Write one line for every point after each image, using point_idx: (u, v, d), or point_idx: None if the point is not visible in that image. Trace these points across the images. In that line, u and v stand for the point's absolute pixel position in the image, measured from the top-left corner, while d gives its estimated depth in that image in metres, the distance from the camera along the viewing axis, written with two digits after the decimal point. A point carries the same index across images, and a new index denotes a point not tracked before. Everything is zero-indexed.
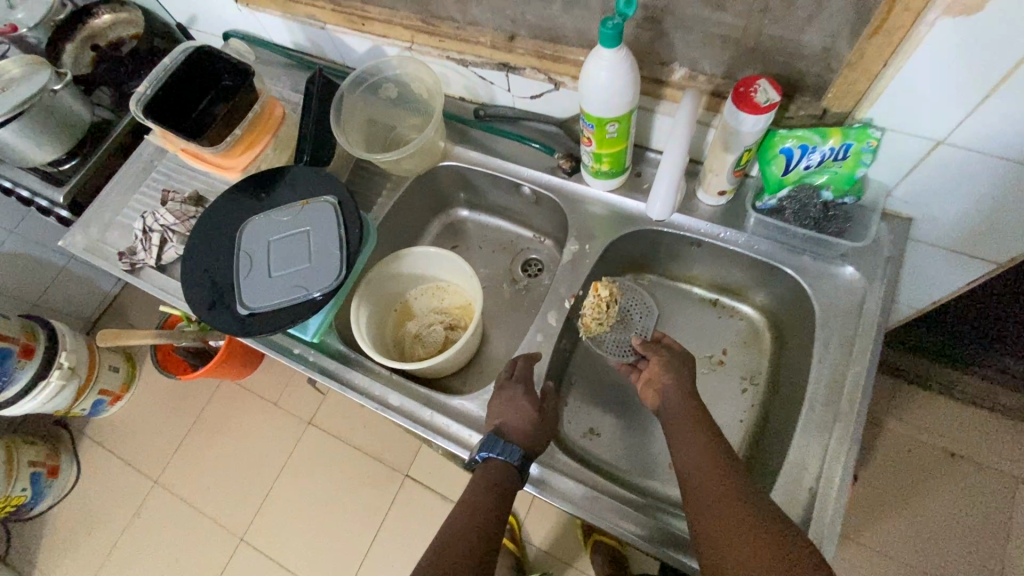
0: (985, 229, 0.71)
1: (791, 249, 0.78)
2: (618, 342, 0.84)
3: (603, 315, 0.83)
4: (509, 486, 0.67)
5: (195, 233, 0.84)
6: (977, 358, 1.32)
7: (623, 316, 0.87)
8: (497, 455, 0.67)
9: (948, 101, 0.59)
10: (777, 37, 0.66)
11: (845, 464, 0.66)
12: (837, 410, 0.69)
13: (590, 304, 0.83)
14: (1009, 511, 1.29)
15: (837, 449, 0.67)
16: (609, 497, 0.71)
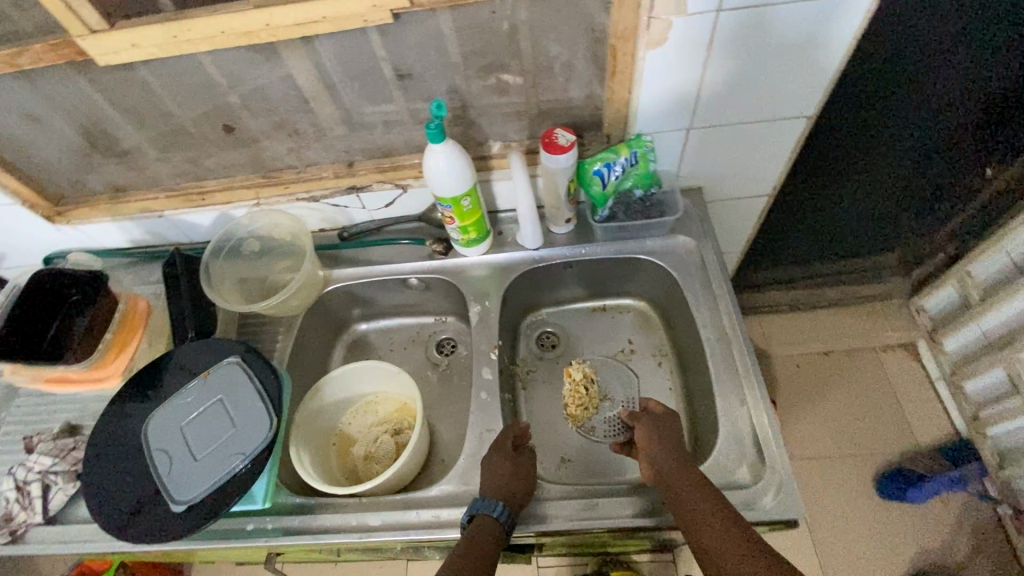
0: (747, 174, 0.96)
1: (637, 240, 0.96)
2: (607, 421, 0.96)
3: (582, 399, 0.95)
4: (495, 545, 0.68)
5: (89, 457, 0.76)
6: (799, 275, 1.62)
7: (606, 395, 0.99)
8: (482, 510, 0.71)
9: (680, 102, 0.82)
10: (552, 98, 0.87)
11: (754, 372, 0.82)
12: (728, 337, 0.85)
13: (569, 391, 0.96)
14: (880, 375, 1.61)
15: (743, 370, 0.82)
16: (605, 500, 0.77)
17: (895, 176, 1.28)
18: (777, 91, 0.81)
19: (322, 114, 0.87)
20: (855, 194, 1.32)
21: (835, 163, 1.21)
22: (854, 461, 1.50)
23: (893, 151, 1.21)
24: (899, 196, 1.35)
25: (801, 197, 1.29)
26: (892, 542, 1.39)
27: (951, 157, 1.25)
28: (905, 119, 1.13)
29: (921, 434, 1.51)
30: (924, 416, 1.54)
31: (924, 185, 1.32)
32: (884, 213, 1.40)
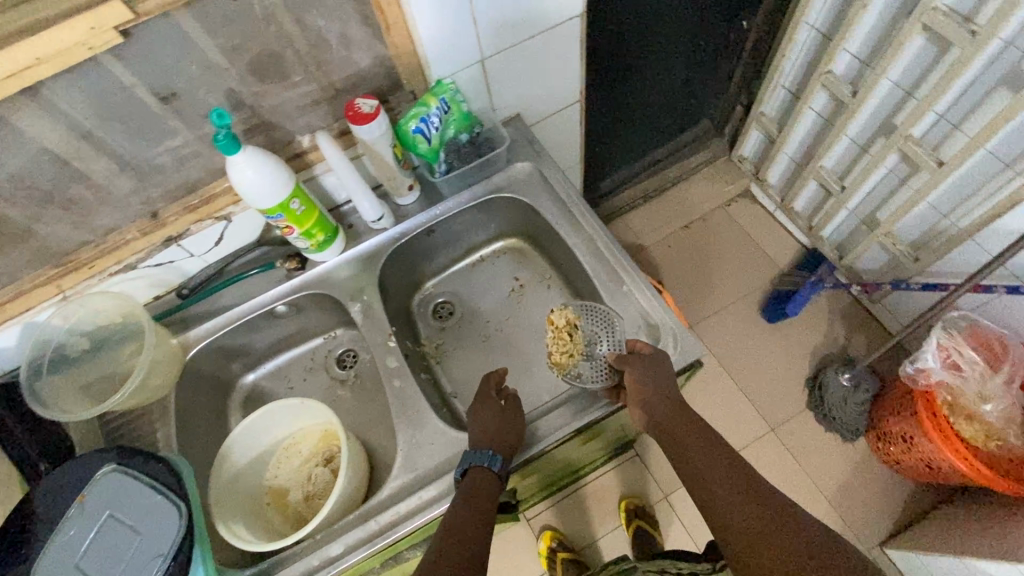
0: (552, 87, 1.01)
1: (482, 182, 0.98)
2: (595, 368, 0.83)
3: (564, 347, 0.86)
4: (492, 493, 0.70)
5: None
6: (637, 172, 1.80)
7: (593, 339, 0.85)
8: (475, 462, 0.71)
9: (462, 38, 0.83)
10: (341, 74, 0.84)
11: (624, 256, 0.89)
12: (593, 236, 0.91)
13: (552, 338, 0.87)
14: (733, 226, 1.83)
15: (615, 261, 0.88)
16: (541, 421, 0.81)
17: (677, 57, 1.43)
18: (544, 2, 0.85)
19: (95, 172, 0.76)
20: (653, 84, 1.47)
21: (627, 62, 1.32)
22: (741, 305, 1.71)
23: (668, 37, 1.34)
24: (687, 72, 1.51)
25: (611, 101, 1.41)
26: (792, 354, 1.62)
27: (714, 27, 1.41)
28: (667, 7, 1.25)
29: (779, 259, 1.76)
30: (776, 244, 1.78)
31: (704, 57, 1.49)
32: (682, 90, 1.58)
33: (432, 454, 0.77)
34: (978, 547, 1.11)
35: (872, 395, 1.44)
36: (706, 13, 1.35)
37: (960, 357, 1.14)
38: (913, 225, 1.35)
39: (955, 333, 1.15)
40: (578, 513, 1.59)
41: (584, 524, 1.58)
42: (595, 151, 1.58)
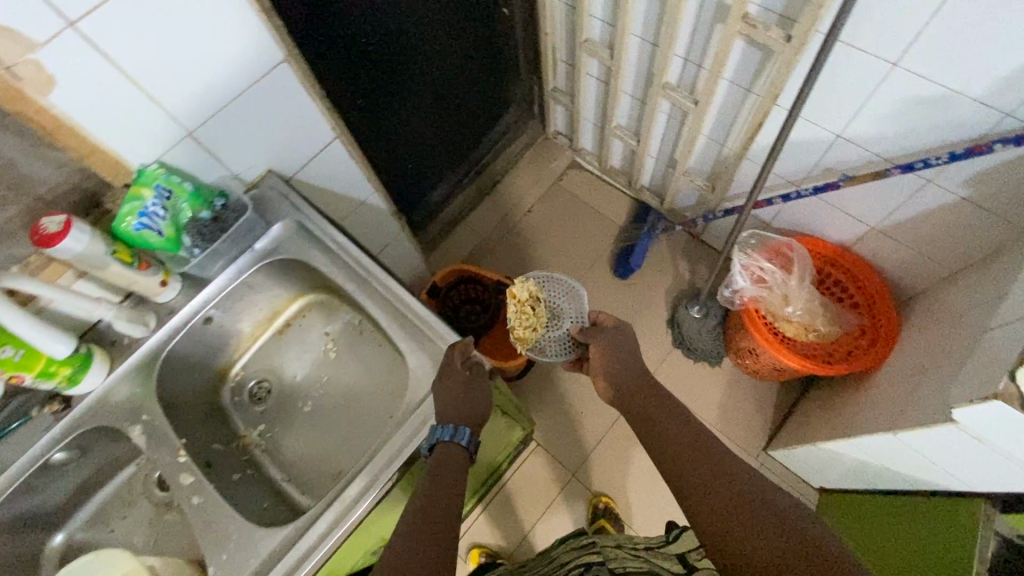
0: (295, 136, 0.96)
1: (245, 252, 0.92)
2: (556, 341, 1.19)
3: (530, 321, 1.17)
4: (460, 464, 0.76)
5: None
6: (463, 174, 1.81)
7: (556, 312, 1.20)
8: (446, 437, 0.75)
9: (147, 119, 0.77)
10: (23, 194, 0.75)
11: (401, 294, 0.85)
12: (364, 278, 0.88)
13: (516, 312, 1.17)
14: (569, 198, 1.89)
15: (398, 301, 0.85)
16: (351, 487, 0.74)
17: (447, 57, 1.43)
18: (231, 60, 0.79)
19: None
20: (435, 91, 1.47)
21: (392, 79, 1.30)
22: (596, 272, 1.78)
23: (427, 43, 1.33)
24: (467, 69, 1.52)
25: (396, 119, 1.39)
26: (649, 302, 1.71)
27: (471, 20, 1.43)
28: (411, 18, 1.24)
29: (617, 217, 1.85)
30: (611, 204, 1.86)
31: (474, 49, 1.51)
32: (470, 85, 1.59)
33: (247, 562, 0.72)
34: (823, 429, 1.22)
35: (721, 318, 1.54)
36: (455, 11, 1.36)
37: (762, 272, 1.25)
38: (702, 159, 1.45)
39: (752, 252, 1.25)
40: (504, 518, 1.58)
41: (513, 526, 1.57)
42: (408, 168, 1.56)
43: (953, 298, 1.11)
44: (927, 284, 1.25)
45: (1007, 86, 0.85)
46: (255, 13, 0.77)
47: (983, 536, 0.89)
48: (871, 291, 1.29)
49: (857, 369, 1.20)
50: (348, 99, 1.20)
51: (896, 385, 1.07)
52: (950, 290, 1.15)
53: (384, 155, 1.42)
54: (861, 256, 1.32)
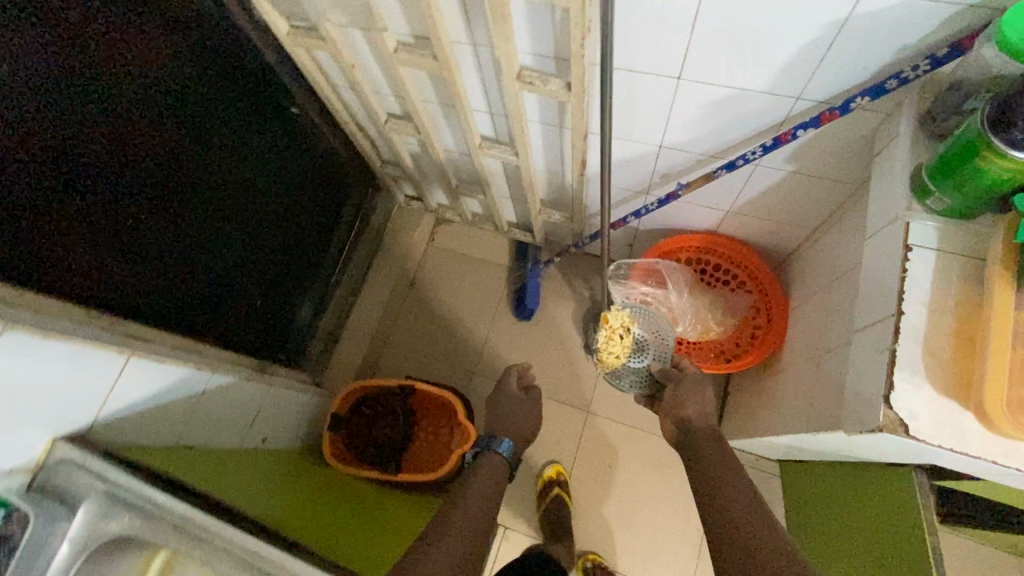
0: (70, 387, 0.80)
1: (61, 556, 0.77)
2: (636, 369, 1.37)
3: (620, 348, 1.31)
4: (496, 461, 1.18)
5: None
6: (328, 278, 1.66)
7: (637, 344, 1.34)
8: (487, 445, 1.23)
9: None
10: None
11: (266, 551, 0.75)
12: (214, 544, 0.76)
13: (606, 336, 1.30)
14: (448, 259, 1.81)
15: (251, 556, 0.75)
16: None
17: (240, 188, 1.26)
18: None
19: None
20: (244, 223, 1.30)
21: (178, 243, 1.14)
22: (500, 322, 1.72)
23: (206, 189, 1.16)
24: (272, 184, 1.37)
25: (209, 274, 1.23)
26: (561, 335, 1.68)
27: (251, 138, 1.26)
28: (206, 179, 1.16)
29: (501, 259, 1.78)
30: (490, 247, 1.80)
31: (273, 162, 1.34)
32: (287, 196, 1.43)
33: None
34: (750, 420, 1.22)
35: None
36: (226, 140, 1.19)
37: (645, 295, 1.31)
38: (551, 192, 1.40)
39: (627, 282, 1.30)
40: None
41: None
42: (256, 310, 1.40)
43: (818, 262, 1.12)
44: (794, 245, 1.25)
45: (783, 77, 0.82)
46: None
47: (923, 501, 0.88)
48: (751, 269, 1.29)
49: (764, 354, 1.21)
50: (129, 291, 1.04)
51: (798, 369, 1.07)
52: (813, 252, 1.16)
53: (216, 315, 1.26)
54: (731, 236, 1.31)
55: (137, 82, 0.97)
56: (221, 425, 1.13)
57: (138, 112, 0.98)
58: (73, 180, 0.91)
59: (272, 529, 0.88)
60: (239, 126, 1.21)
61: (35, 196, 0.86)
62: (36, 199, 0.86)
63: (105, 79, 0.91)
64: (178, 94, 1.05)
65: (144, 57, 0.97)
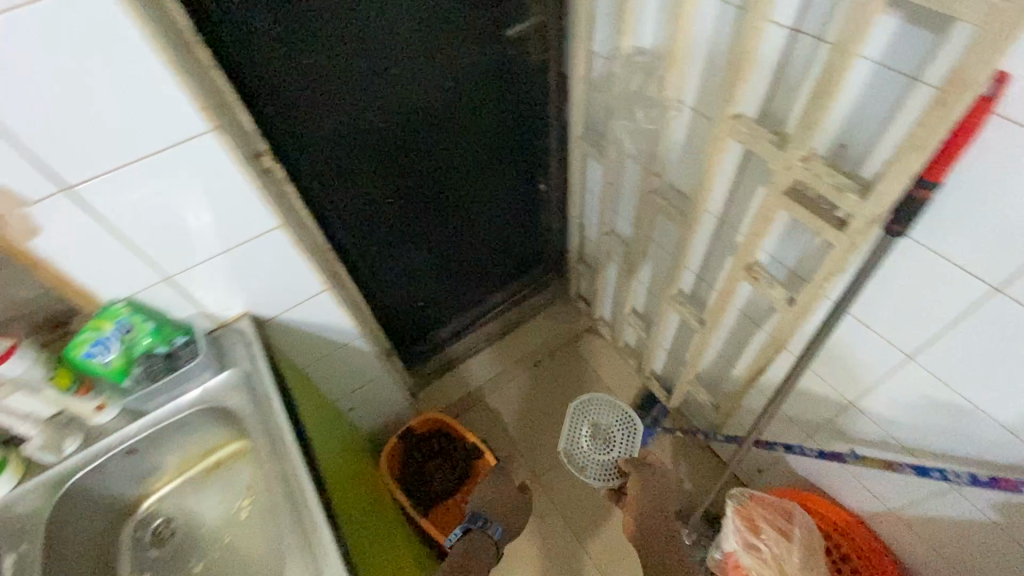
0: (274, 276, 0.96)
1: (183, 391, 0.91)
2: (601, 467, 1.47)
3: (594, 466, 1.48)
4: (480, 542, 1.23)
5: None
6: (473, 317, 1.77)
7: (608, 438, 1.51)
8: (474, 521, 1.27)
9: (129, 269, 0.81)
10: (12, 318, 0.80)
11: (289, 495, 0.77)
12: (284, 470, 0.80)
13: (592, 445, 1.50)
14: (579, 365, 1.82)
15: (299, 489, 0.77)
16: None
17: (453, 206, 1.37)
18: (208, 215, 0.81)
19: None
20: (443, 212, 1.37)
21: (387, 183, 1.19)
22: None
23: (448, 198, 1.34)
24: (487, 199, 1.43)
25: (392, 225, 1.29)
26: None
27: (494, 155, 1.34)
28: (460, 200, 1.37)
29: (623, 398, 1.74)
30: (620, 380, 1.77)
31: (493, 184, 1.41)
32: (487, 216, 1.49)
33: None
34: None
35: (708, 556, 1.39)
36: (480, 136, 1.26)
37: (756, 539, 1.07)
38: (711, 372, 1.34)
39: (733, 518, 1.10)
40: None
41: None
42: (398, 288, 1.45)
43: None
44: None
45: None
46: (239, 166, 0.79)
47: None
48: (857, 539, 1.11)
49: None
50: (323, 194, 1.11)
51: None
52: None
53: (371, 265, 1.34)
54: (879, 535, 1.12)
55: (470, 160, 1.30)
56: (333, 379, 1.27)
57: (422, 111, 1.12)
58: (399, 210, 1.27)
59: (327, 464, 0.91)
60: (511, 163, 1.39)
61: (300, 64, 0.90)
62: (301, 67, 0.91)
63: (456, 160, 1.27)
64: (486, 156, 1.32)
65: (469, 71, 1.12)
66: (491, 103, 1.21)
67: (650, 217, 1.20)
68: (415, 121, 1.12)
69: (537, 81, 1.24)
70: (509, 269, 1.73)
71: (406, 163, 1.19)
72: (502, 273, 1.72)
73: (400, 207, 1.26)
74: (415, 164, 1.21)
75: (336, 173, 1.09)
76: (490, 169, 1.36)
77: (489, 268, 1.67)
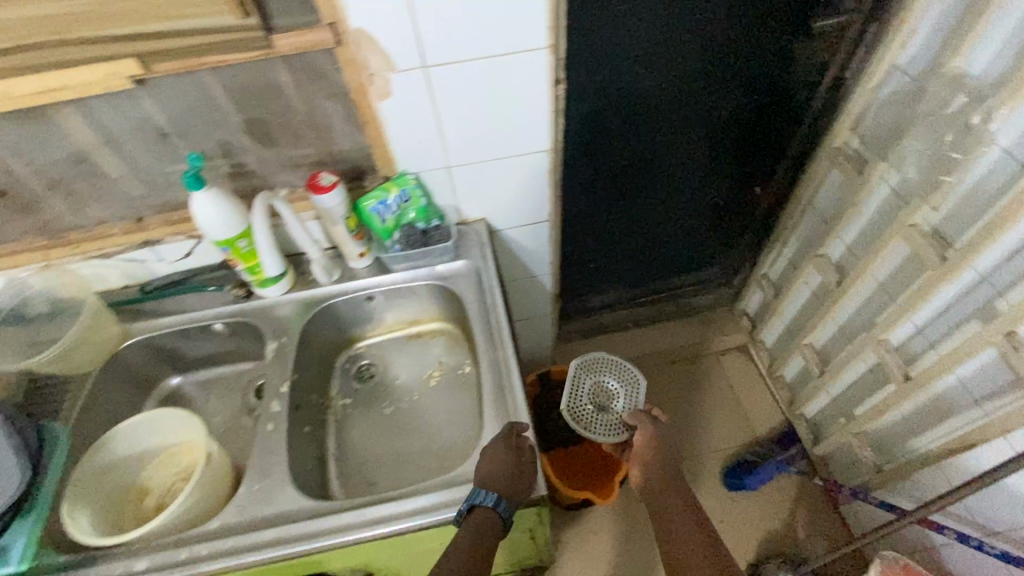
0: (523, 194, 1.07)
1: (423, 266, 1.06)
2: (606, 425, 1.02)
3: None
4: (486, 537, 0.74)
5: None
6: (635, 296, 1.78)
7: (603, 405, 1.06)
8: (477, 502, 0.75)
9: (429, 149, 0.94)
10: (330, 158, 0.98)
11: (500, 372, 0.89)
12: (497, 355, 0.92)
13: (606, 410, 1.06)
14: (724, 378, 1.76)
15: (506, 381, 0.88)
16: (373, 507, 0.79)
17: (669, 185, 1.38)
18: (506, 122, 0.92)
19: (99, 174, 0.92)
20: (671, 188, 1.39)
21: (626, 141, 1.24)
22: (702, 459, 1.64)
23: (668, 175, 1.36)
24: (703, 190, 1.43)
25: (624, 185, 1.34)
26: (740, 529, 1.51)
27: (730, 147, 1.32)
28: (677, 181, 1.38)
29: (758, 426, 1.67)
30: (760, 408, 1.70)
31: (728, 176, 1.40)
32: (705, 205, 1.48)
33: (270, 503, 0.80)
34: None
35: None
36: (727, 123, 1.26)
37: None
38: (888, 434, 1.25)
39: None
40: None
41: None
42: (585, 247, 1.50)
43: None
44: None
45: None
46: (549, 85, 0.87)
47: None
48: None
49: None
50: (584, 136, 1.20)
51: None
52: None
53: (590, 216, 1.41)
54: None
55: (706, 144, 1.30)
56: (514, 303, 1.38)
57: (701, 80, 1.15)
58: (622, 171, 1.31)
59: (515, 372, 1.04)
60: (740, 161, 1.37)
61: (615, 7, 0.98)
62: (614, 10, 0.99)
63: (694, 140, 1.28)
64: (721, 145, 1.31)
65: (755, 57, 1.13)
66: (755, 92, 1.20)
67: (890, 255, 1.12)
68: (679, 88, 1.16)
69: (807, 84, 1.20)
70: (685, 265, 1.71)
71: (651, 127, 1.22)
72: (677, 267, 1.71)
73: (625, 169, 1.30)
74: (658, 131, 1.24)
75: (591, 118, 1.17)
76: (718, 160, 1.35)
77: (668, 259, 1.66)
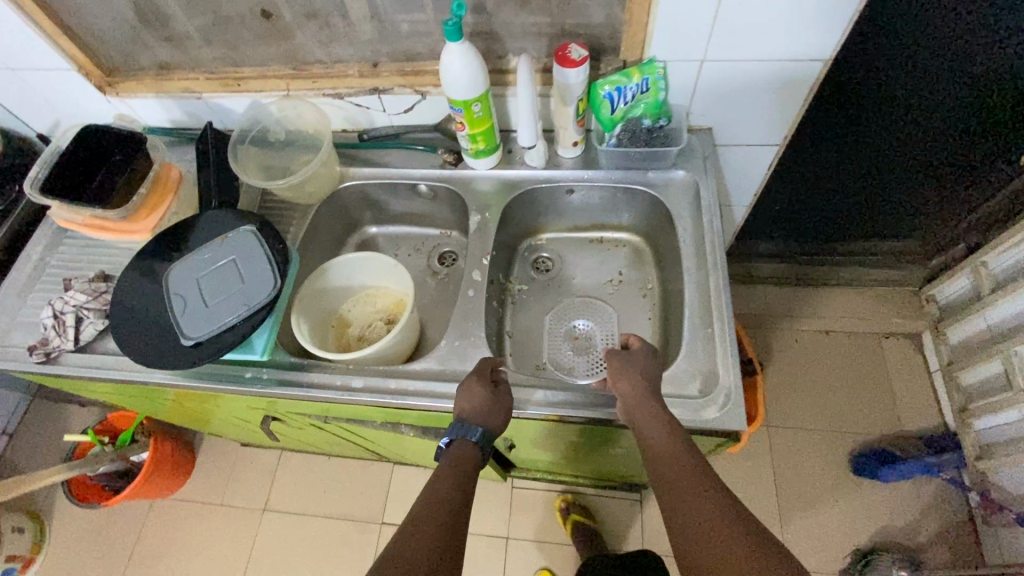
0: (767, 108, 0.94)
1: (636, 168, 0.99)
2: (587, 366, 0.99)
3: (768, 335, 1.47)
4: (471, 462, 0.74)
5: (115, 309, 0.85)
6: (813, 250, 1.61)
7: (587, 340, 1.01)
8: (459, 434, 0.76)
9: (691, 37, 0.83)
10: (575, 30, 0.90)
11: (707, 297, 0.86)
12: (706, 279, 0.87)
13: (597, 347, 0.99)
14: (878, 360, 1.63)
15: (715, 305, 0.84)
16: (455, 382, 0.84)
17: (916, 129, 1.17)
18: (794, 16, 0.79)
19: (351, 8, 0.91)
20: (927, 131, 1.18)
21: (896, 61, 1.03)
22: (831, 435, 1.56)
23: (921, 115, 1.14)
24: (953, 142, 1.20)
25: (866, 118, 1.14)
26: (854, 513, 1.46)
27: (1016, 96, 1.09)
28: (927, 126, 1.16)
29: (905, 420, 1.55)
30: (913, 404, 1.56)
31: (1005, 132, 1.16)
32: (952, 162, 1.26)
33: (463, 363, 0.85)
34: None
35: None
36: None
37: None
38: None
39: None
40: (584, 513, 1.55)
41: (621, 515, 1.54)
42: (784, 186, 1.33)
43: None
44: None
45: None
46: None
47: None
48: None
49: None
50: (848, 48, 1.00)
51: None
52: None
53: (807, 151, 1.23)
54: None
55: (988, 85, 1.07)
56: None
57: None
58: (870, 102, 1.11)
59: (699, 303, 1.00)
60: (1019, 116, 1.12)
61: None
62: None
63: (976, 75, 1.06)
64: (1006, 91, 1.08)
65: None
66: None
67: None
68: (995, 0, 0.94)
69: None
70: (881, 230, 1.50)
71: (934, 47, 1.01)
72: (870, 229, 1.51)
73: (875, 100, 1.10)
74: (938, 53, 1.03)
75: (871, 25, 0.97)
76: (992, 110, 1.12)
77: (866, 218, 1.46)
